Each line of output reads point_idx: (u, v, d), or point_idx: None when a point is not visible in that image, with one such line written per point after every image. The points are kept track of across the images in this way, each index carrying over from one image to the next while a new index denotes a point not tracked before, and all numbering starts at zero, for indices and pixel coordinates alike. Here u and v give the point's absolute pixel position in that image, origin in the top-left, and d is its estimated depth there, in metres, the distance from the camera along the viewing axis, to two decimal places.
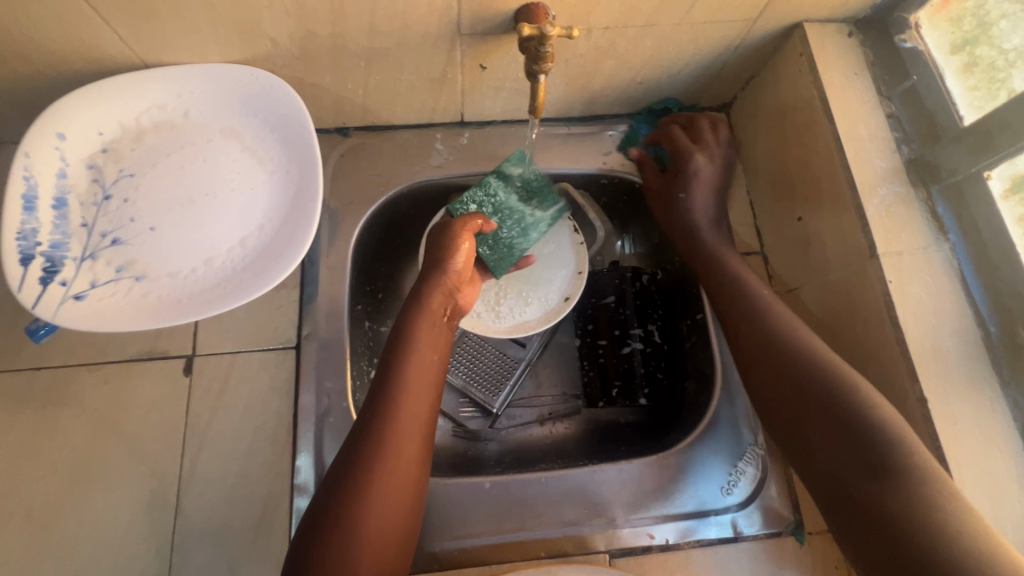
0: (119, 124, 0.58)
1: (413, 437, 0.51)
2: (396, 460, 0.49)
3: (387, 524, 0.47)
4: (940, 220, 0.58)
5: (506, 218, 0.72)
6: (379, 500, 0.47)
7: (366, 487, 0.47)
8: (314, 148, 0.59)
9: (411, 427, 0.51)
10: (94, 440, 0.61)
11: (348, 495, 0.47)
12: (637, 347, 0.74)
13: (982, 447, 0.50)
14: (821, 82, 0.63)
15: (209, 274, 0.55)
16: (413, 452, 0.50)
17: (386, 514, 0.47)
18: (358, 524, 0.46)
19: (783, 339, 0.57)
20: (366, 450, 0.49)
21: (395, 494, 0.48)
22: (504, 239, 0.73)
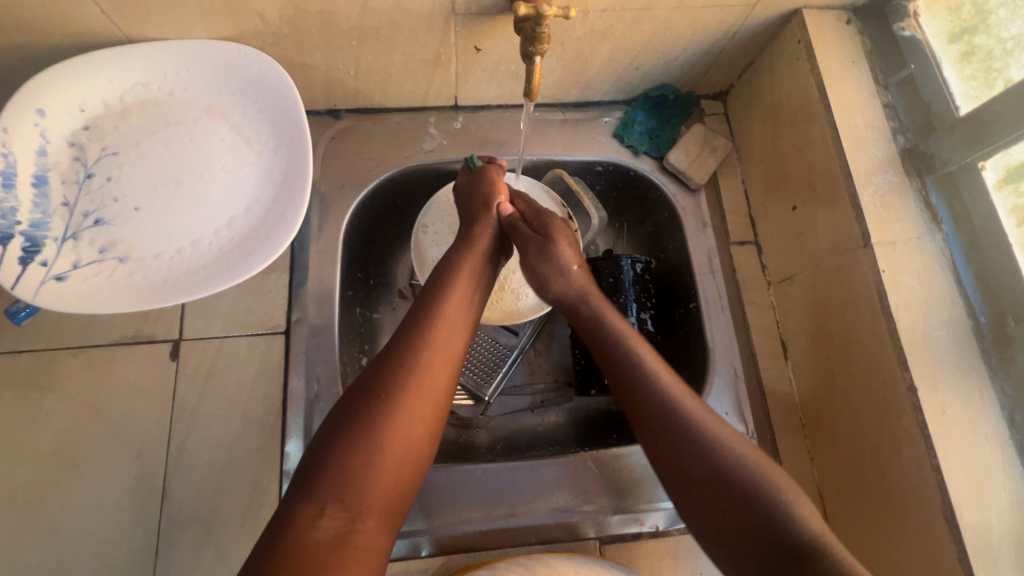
0: (102, 101, 0.56)
1: (443, 367, 0.52)
2: (420, 392, 0.50)
3: (409, 436, 0.48)
4: (933, 210, 0.58)
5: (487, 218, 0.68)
6: (399, 423, 0.48)
7: (386, 409, 0.48)
8: (303, 128, 0.58)
9: (437, 357, 0.52)
10: (78, 424, 0.60)
11: (368, 413, 0.47)
12: None
13: (969, 435, 0.51)
14: (818, 71, 0.62)
15: (195, 256, 0.54)
16: (437, 384, 0.51)
17: (407, 426, 0.48)
18: (377, 430, 0.47)
19: (676, 412, 0.52)
20: (389, 373, 0.50)
21: (417, 410, 0.49)
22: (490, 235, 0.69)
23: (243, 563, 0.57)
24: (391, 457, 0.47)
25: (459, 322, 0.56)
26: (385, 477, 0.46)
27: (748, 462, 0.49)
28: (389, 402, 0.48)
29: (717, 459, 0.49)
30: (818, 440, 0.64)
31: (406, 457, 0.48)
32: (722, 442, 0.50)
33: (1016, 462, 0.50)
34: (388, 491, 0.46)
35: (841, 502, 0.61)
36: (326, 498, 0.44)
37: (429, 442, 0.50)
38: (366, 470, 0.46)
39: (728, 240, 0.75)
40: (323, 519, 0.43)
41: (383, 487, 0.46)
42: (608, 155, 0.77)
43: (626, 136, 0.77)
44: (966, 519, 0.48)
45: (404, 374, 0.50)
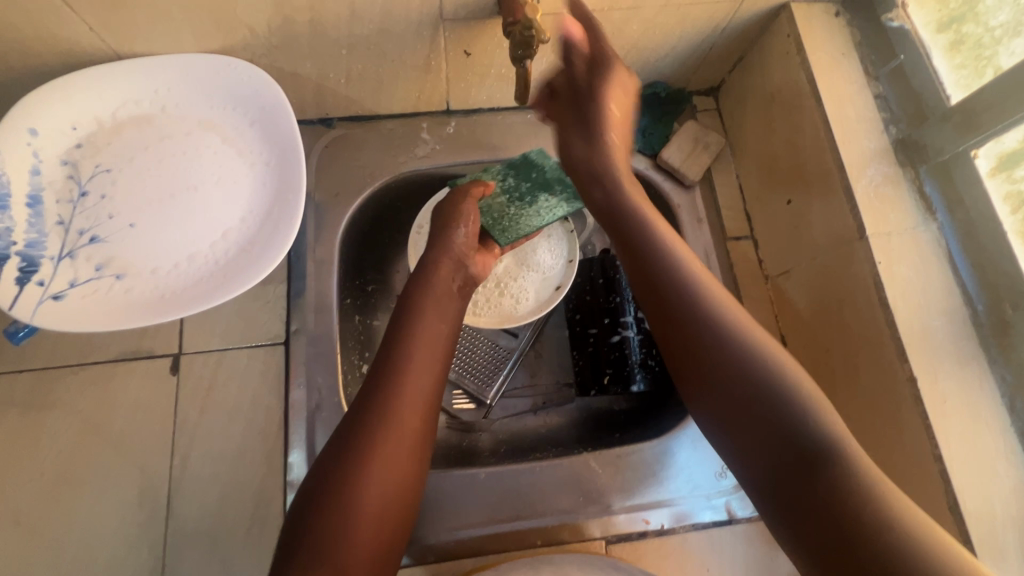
0: (95, 119, 0.56)
1: (416, 411, 0.50)
2: (388, 451, 0.48)
3: (385, 497, 0.47)
4: (927, 200, 0.58)
5: (514, 198, 0.68)
6: (377, 476, 0.47)
7: (357, 475, 0.46)
8: (295, 138, 0.58)
9: (407, 404, 0.50)
10: (81, 441, 0.60)
11: (345, 470, 0.46)
12: (630, 335, 0.72)
13: (971, 424, 0.51)
14: (808, 64, 0.62)
15: (191, 271, 0.54)
16: (408, 431, 0.49)
17: (381, 489, 0.47)
18: (350, 498, 0.45)
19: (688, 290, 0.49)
20: (360, 426, 0.48)
21: (389, 471, 0.47)
22: (507, 216, 0.68)
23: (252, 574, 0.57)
24: (373, 510, 0.46)
25: (430, 365, 0.54)
26: (368, 531, 0.45)
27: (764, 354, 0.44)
28: (365, 455, 0.47)
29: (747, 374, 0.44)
30: None
31: (388, 507, 0.47)
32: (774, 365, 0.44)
33: (1016, 448, 0.50)
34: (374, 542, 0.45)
35: None
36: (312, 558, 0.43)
37: (407, 493, 0.49)
38: (348, 526, 0.44)
39: (724, 236, 0.75)
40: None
41: (368, 540, 0.45)
42: None
43: None
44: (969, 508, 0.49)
45: (377, 424, 0.48)
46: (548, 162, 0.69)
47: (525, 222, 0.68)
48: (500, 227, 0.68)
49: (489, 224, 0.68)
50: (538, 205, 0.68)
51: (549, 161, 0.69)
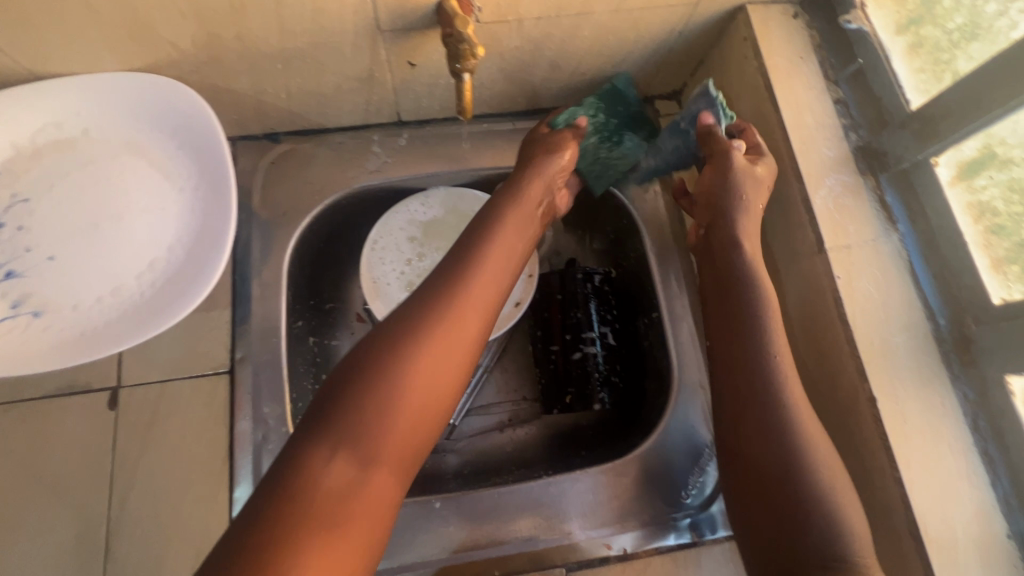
0: (11, 145, 0.53)
1: (473, 318, 0.47)
2: (448, 338, 0.45)
3: (433, 384, 0.44)
4: (888, 210, 0.56)
5: (605, 138, 0.69)
6: (420, 377, 0.43)
7: (413, 352, 0.43)
8: (225, 160, 0.55)
9: (466, 315, 0.47)
10: (13, 483, 0.57)
11: (391, 363, 0.43)
12: (594, 352, 0.70)
13: (933, 445, 0.49)
14: (766, 68, 0.60)
15: (116, 305, 0.51)
16: (459, 346, 0.46)
17: (433, 374, 0.44)
18: (402, 371, 0.43)
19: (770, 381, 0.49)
20: (414, 322, 0.45)
21: (444, 358, 0.45)
22: (603, 157, 0.69)
23: None
24: (409, 416, 0.42)
25: (494, 280, 0.50)
26: (400, 434, 0.42)
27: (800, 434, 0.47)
28: (414, 353, 0.43)
29: (779, 424, 0.47)
30: None
31: (425, 413, 0.43)
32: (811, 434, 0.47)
33: (979, 469, 0.49)
34: (401, 451, 0.42)
35: None
36: (343, 439, 0.40)
37: (451, 395, 0.45)
38: (383, 422, 0.41)
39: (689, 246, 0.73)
40: (340, 462, 0.39)
41: (399, 444, 0.41)
42: None
43: None
44: (931, 533, 0.47)
45: (430, 328, 0.45)
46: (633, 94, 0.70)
47: (618, 163, 0.70)
48: (596, 172, 0.70)
49: (586, 170, 0.69)
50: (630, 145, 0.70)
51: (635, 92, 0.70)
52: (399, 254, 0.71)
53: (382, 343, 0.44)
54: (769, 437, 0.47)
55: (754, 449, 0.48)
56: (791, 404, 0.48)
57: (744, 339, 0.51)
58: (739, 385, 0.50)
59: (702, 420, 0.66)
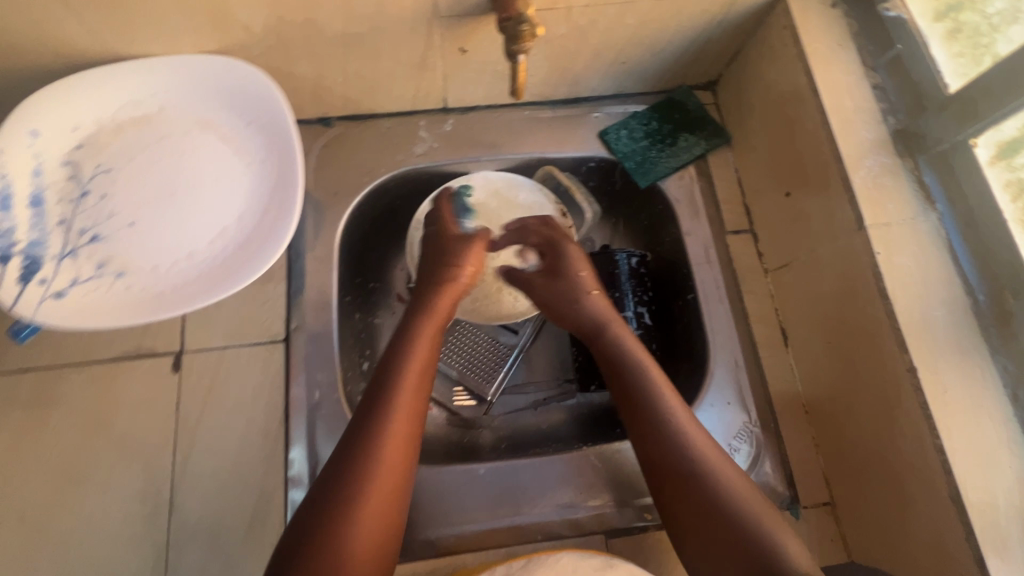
0: (96, 120, 0.57)
1: (415, 392, 0.54)
2: (402, 406, 0.52)
3: (397, 446, 0.50)
4: (927, 190, 0.57)
5: (657, 141, 0.77)
6: (394, 441, 0.50)
7: (373, 431, 0.50)
8: (292, 136, 0.58)
9: (412, 383, 0.54)
10: (84, 439, 0.60)
11: (373, 429, 0.50)
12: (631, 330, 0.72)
13: (973, 415, 0.50)
14: (805, 55, 0.62)
15: (190, 269, 0.54)
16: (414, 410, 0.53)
17: (397, 440, 0.50)
18: (371, 440, 0.49)
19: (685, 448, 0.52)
20: (385, 391, 0.53)
21: (400, 424, 0.51)
22: (650, 157, 0.76)
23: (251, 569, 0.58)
24: (388, 471, 0.49)
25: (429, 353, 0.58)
26: (382, 489, 0.48)
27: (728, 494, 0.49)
28: (381, 424, 0.50)
29: (712, 492, 0.49)
30: (832, 428, 0.63)
31: (394, 471, 0.49)
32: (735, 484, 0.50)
33: (1019, 438, 0.50)
34: (385, 507, 0.48)
35: (846, 486, 0.61)
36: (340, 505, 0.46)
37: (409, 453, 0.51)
38: (376, 480, 0.48)
39: (724, 229, 0.75)
40: (341, 525, 0.45)
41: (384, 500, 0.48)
42: (598, 152, 0.77)
43: (615, 132, 0.77)
44: (971, 498, 0.48)
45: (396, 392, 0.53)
46: (692, 102, 0.78)
47: (665, 163, 0.76)
48: (642, 170, 0.76)
49: (633, 167, 0.76)
50: (681, 147, 0.77)
51: (694, 101, 0.78)
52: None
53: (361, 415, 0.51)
54: (705, 508, 0.49)
55: (686, 506, 0.50)
56: (711, 468, 0.51)
57: (650, 415, 0.54)
58: (664, 455, 0.52)
59: (739, 398, 0.67)
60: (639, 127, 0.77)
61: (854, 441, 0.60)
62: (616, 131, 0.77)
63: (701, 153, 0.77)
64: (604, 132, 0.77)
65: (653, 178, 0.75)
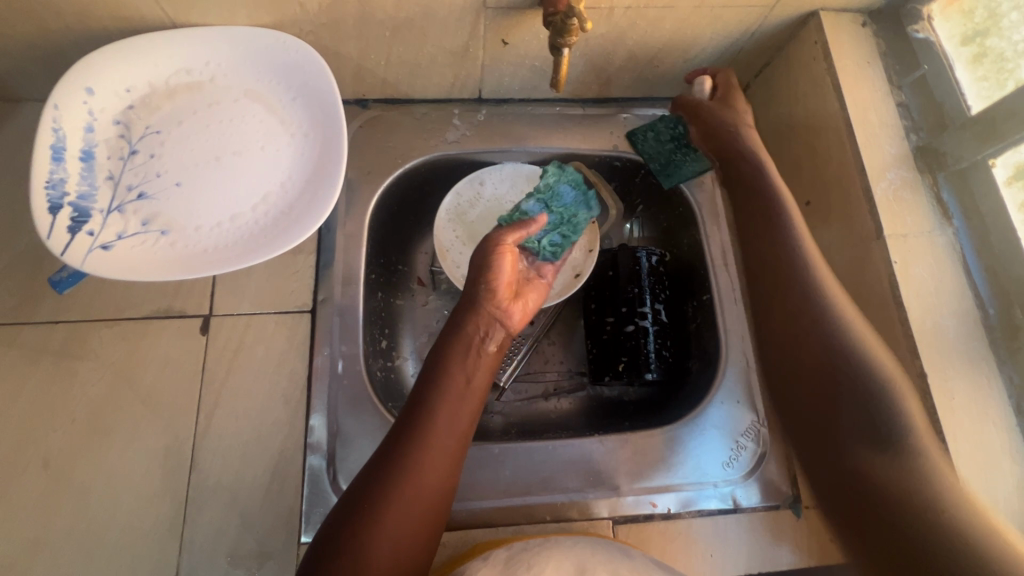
0: (148, 83, 0.59)
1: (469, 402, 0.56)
2: (454, 406, 0.55)
3: (444, 447, 0.53)
4: (944, 206, 0.60)
5: (681, 145, 0.77)
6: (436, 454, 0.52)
7: (425, 429, 0.52)
8: (338, 111, 0.60)
9: (460, 402, 0.55)
10: (112, 392, 0.62)
11: (423, 426, 0.53)
12: (647, 325, 0.74)
13: (976, 422, 0.52)
14: (834, 69, 0.65)
15: (233, 230, 0.56)
16: (461, 426, 0.55)
17: (444, 442, 0.53)
18: (423, 432, 0.52)
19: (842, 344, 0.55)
20: (433, 399, 0.55)
21: (450, 430, 0.54)
22: (674, 161, 0.77)
23: (268, 529, 0.59)
24: (429, 474, 0.51)
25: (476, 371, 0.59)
26: (422, 490, 0.50)
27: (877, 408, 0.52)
28: (426, 441, 0.52)
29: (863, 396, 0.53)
30: None
31: (440, 474, 0.52)
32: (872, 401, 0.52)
33: (1020, 446, 0.52)
34: (415, 524, 0.50)
35: None
36: (371, 513, 0.48)
37: (452, 462, 0.53)
38: (415, 496, 0.50)
39: None
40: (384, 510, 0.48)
41: (423, 508, 0.50)
42: (625, 151, 0.79)
43: (640, 134, 0.79)
44: None
45: (445, 412, 0.54)
46: None
47: (688, 167, 0.77)
48: (665, 172, 0.77)
49: (657, 168, 0.78)
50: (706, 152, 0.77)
51: None
52: (464, 225, 0.76)
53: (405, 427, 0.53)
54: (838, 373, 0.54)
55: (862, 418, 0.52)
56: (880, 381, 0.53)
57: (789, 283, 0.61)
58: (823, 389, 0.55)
59: (747, 398, 0.69)
60: (665, 130, 0.78)
61: None
62: (642, 133, 0.79)
63: None
64: (632, 134, 0.79)
65: (678, 180, 0.77)
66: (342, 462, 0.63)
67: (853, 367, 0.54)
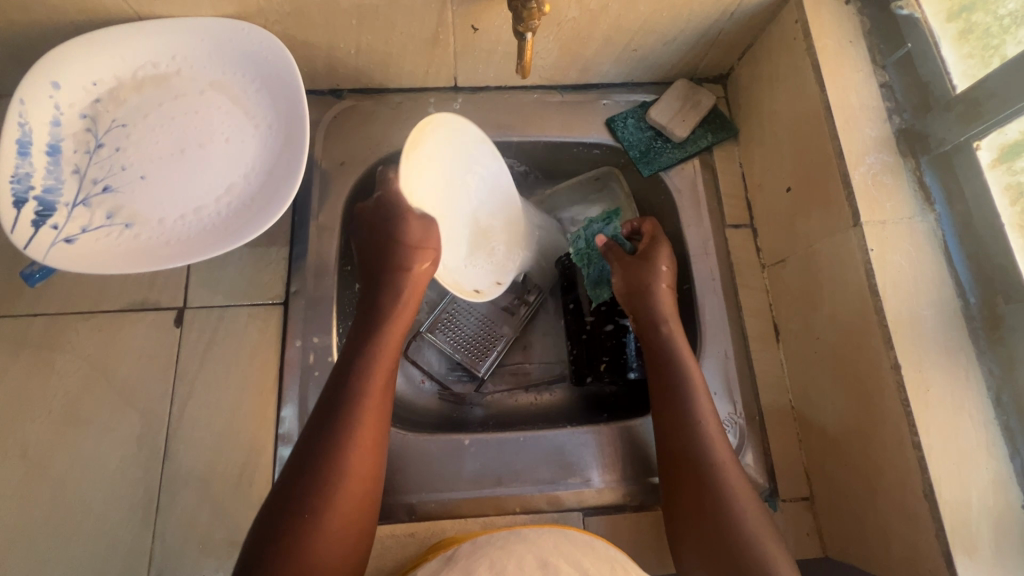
0: (115, 76, 0.59)
1: (382, 388, 0.55)
2: (373, 395, 0.54)
3: (367, 439, 0.52)
4: (926, 191, 0.57)
5: (661, 132, 0.77)
6: (363, 445, 0.52)
7: (347, 424, 0.51)
8: (302, 100, 0.59)
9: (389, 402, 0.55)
10: (88, 384, 0.63)
11: (341, 419, 0.51)
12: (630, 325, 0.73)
13: (952, 414, 0.50)
14: (814, 50, 0.62)
15: (196, 222, 0.56)
16: (381, 418, 0.54)
17: (366, 434, 0.52)
18: (343, 427, 0.51)
19: (709, 467, 0.54)
20: (353, 391, 0.53)
21: (370, 419, 0.53)
22: (654, 149, 0.77)
23: (240, 518, 0.60)
24: (359, 465, 0.51)
25: (393, 355, 0.57)
26: (354, 483, 0.50)
27: (744, 517, 0.51)
28: (348, 435, 0.51)
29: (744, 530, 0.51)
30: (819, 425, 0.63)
31: (368, 465, 0.52)
32: (717, 451, 0.55)
33: (996, 440, 0.50)
34: (353, 519, 0.50)
35: (825, 480, 0.62)
36: (303, 516, 0.47)
37: (376, 449, 0.53)
38: (346, 489, 0.50)
39: (723, 223, 0.75)
40: (319, 510, 0.48)
41: (356, 501, 0.50)
42: (604, 139, 0.78)
43: (619, 121, 0.77)
44: (945, 497, 0.48)
45: (367, 401, 0.53)
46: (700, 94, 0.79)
47: (668, 153, 0.76)
48: (646, 159, 0.76)
49: (637, 156, 0.77)
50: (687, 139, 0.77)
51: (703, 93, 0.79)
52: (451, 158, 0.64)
53: (327, 423, 0.52)
54: (704, 501, 0.53)
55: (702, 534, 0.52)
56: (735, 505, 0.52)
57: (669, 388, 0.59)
58: (674, 440, 0.57)
59: (726, 389, 0.68)
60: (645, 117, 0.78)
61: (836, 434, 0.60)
62: (623, 120, 0.78)
63: (707, 145, 0.77)
64: (611, 120, 0.78)
65: (659, 167, 0.76)
66: None
67: (702, 436, 0.56)
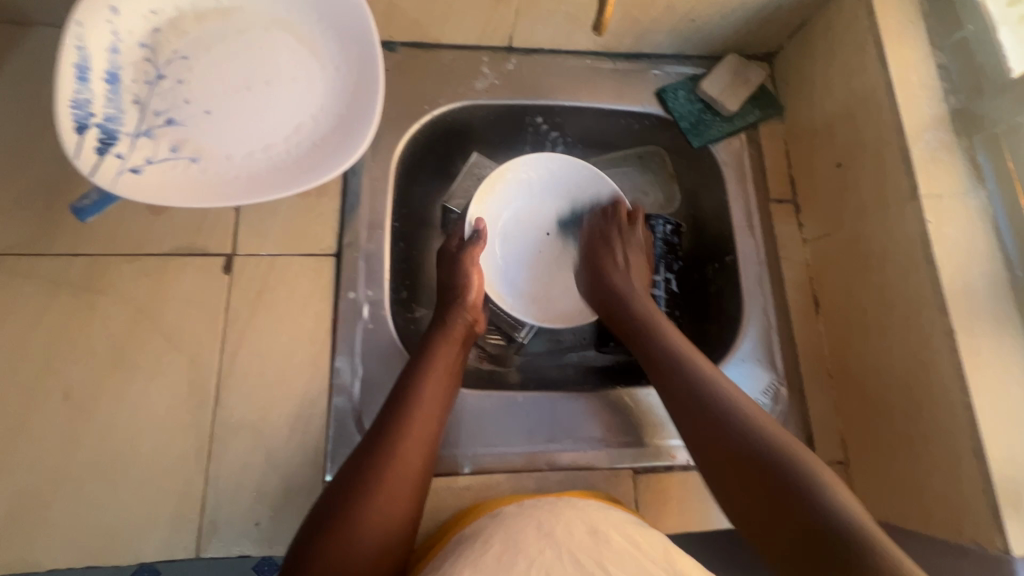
0: (176, 6, 0.56)
1: (443, 381, 0.59)
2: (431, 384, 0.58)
3: (425, 423, 0.55)
4: (979, 169, 0.59)
5: (711, 106, 0.78)
6: (418, 426, 0.55)
7: (408, 406, 0.55)
8: (372, 42, 0.58)
9: (441, 381, 0.59)
10: (133, 327, 0.61)
11: (400, 402, 0.56)
12: (658, 293, 0.76)
13: (1000, 379, 0.53)
14: (877, 29, 0.64)
15: (265, 160, 0.55)
16: (440, 404, 0.57)
17: (424, 417, 0.55)
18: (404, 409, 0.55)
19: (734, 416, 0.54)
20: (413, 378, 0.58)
21: (430, 404, 0.57)
22: (703, 122, 0.78)
23: (294, 467, 0.59)
24: (414, 443, 0.54)
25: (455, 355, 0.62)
26: (409, 461, 0.53)
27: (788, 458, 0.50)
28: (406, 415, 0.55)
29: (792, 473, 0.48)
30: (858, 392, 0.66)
31: (424, 447, 0.54)
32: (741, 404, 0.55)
33: None
34: (403, 492, 0.51)
35: (863, 444, 0.65)
36: (362, 482, 0.50)
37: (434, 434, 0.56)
38: (400, 465, 0.52)
39: (767, 197, 0.77)
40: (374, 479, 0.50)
41: (408, 477, 0.52)
42: (654, 110, 0.78)
43: (669, 92, 0.78)
44: (994, 454, 0.51)
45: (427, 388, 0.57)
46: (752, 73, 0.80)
47: (717, 127, 0.77)
48: (695, 131, 0.78)
49: (687, 128, 0.78)
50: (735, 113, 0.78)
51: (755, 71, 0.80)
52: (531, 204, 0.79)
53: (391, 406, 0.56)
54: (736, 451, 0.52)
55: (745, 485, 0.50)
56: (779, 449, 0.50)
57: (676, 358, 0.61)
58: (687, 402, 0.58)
59: (768, 358, 0.70)
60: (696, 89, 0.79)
61: (878, 399, 0.63)
62: (675, 91, 0.78)
63: (755, 122, 0.78)
64: (662, 90, 0.78)
65: (707, 140, 0.77)
66: (368, 405, 0.63)
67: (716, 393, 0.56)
